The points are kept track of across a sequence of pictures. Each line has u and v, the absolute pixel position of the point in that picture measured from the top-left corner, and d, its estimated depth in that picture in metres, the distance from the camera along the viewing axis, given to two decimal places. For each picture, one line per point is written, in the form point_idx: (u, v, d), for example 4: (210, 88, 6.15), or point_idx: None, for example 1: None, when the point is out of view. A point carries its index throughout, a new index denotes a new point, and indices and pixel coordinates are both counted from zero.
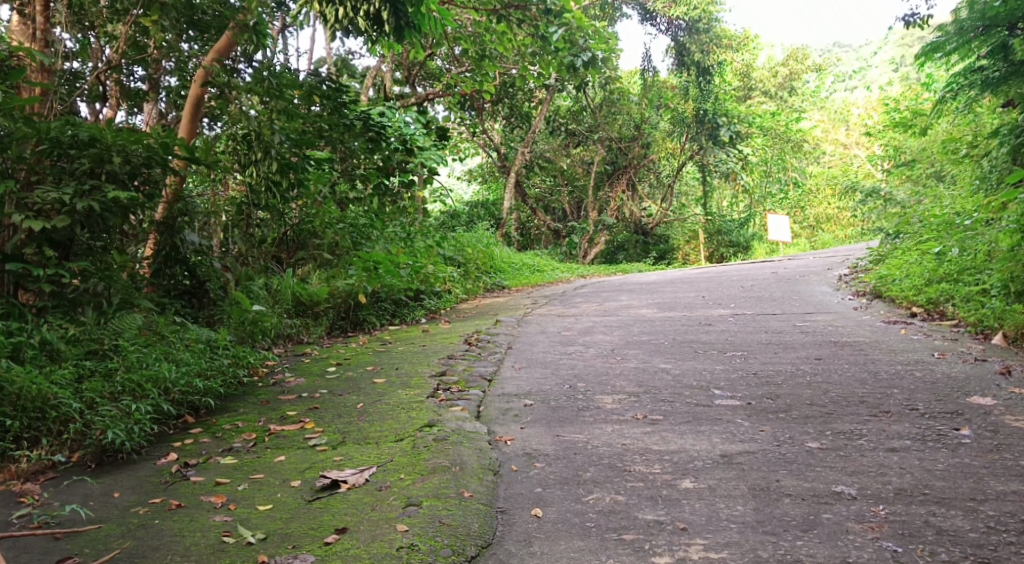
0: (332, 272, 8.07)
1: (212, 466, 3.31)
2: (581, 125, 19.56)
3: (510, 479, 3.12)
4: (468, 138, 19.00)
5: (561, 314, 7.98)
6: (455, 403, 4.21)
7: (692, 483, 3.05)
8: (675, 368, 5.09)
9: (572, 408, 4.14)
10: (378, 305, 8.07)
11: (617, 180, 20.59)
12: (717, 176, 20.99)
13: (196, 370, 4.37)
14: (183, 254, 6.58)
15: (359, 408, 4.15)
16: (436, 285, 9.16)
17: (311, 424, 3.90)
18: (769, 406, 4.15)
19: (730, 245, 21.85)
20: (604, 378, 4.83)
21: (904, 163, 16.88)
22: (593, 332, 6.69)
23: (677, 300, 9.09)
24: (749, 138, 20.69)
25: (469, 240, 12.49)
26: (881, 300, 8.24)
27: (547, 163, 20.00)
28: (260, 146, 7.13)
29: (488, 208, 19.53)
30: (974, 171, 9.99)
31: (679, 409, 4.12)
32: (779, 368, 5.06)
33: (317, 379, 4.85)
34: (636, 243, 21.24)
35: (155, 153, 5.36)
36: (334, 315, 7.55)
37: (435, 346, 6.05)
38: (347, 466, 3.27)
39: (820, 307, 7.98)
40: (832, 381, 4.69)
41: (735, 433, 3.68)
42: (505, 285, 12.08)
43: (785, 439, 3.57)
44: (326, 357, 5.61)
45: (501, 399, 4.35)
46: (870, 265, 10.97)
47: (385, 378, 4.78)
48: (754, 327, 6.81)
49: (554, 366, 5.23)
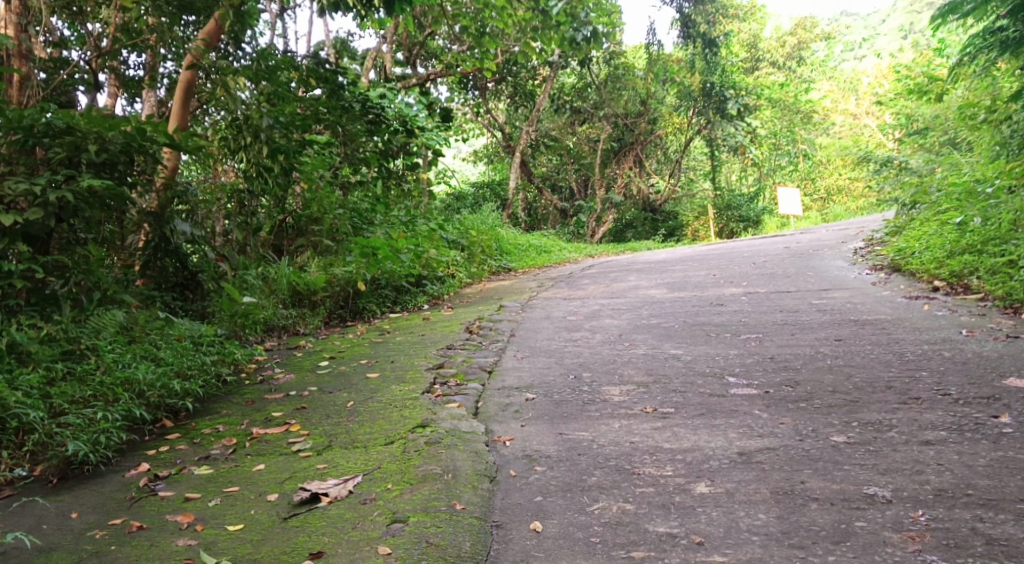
0: (329, 260, 7.78)
1: (185, 478, 3.05)
2: (586, 102, 19.17)
3: (508, 487, 2.84)
4: (471, 118, 18.61)
5: (567, 298, 7.68)
6: (451, 399, 3.94)
7: (709, 487, 2.77)
8: (687, 354, 4.80)
9: (577, 402, 3.85)
10: (378, 292, 7.79)
11: (624, 157, 20.40)
12: (726, 150, 20.55)
13: (176, 371, 4.10)
14: (175, 245, 6.20)
15: (348, 407, 3.88)
16: (438, 270, 8.86)
17: (296, 426, 3.63)
18: (789, 395, 3.86)
19: (740, 220, 21.13)
20: (611, 367, 4.54)
21: (917, 131, 16.41)
22: (600, 315, 6.39)
23: (687, 279, 8.77)
24: (757, 110, 20.21)
25: (473, 222, 12.17)
26: (900, 273, 7.90)
27: (552, 141, 19.73)
28: (248, 130, 6.77)
29: (494, 189, 19.16)
30: (992, 137, 9.60)
31: (691, 400, 3.83)
32: (797, 351, 4.75)
33: (308, 375, 4.58)
34: (644, 220, 20.82)
35: (134, 139, 5.07)
36: (331, 304, 7.27)
37: (435, 335, 5.76)
38: (332, 475, 3.00)
39: (837, 283, 7.65)
40: (855, 364, 4.39)
41: (753, 426, 3.39)
42: (511, 268, 11.80)
43: (809, 432, 3.28)
44: (318, 351, 5.33)
45: (501, 393, 4.07)
46: (888, 238, 10.63)
47: (379, 373, 4.51)
48: (769, 307, 6.50)
49: (558, 354, 4.94)
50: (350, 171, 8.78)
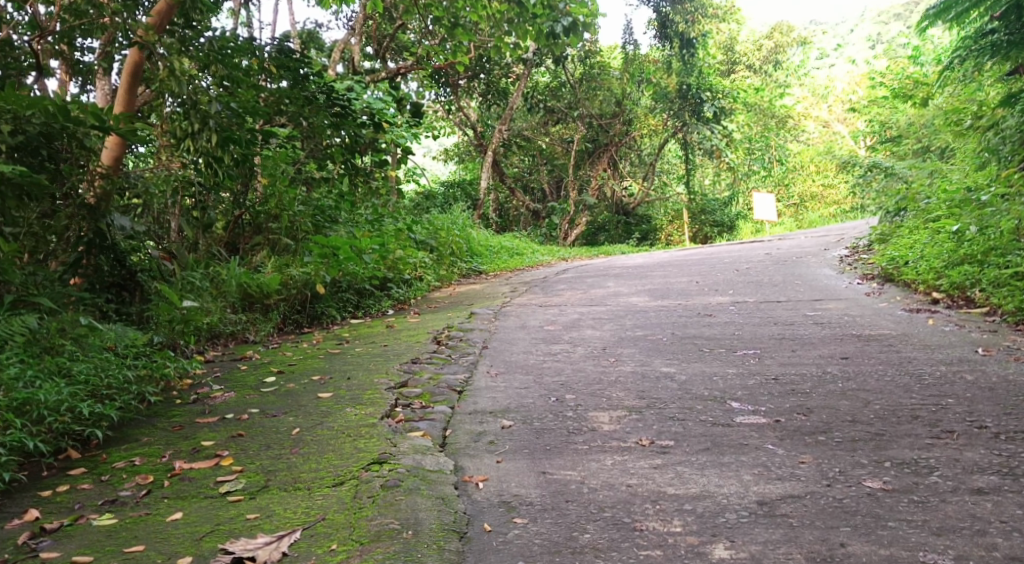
0: (287, 260, 7.17)
1: (78, 533, 2.50)
2: (561, 101, 18.63)
3: (481, 548, 2.31)
4: (443, 116, 17.99)
5: (542, 304, 7.16)
6: (415, 426, 3.39)
7: (727, 550, 2.27)
8: (680, 373, 4.30)
9: (561, 431, 3.32)
10: (338, 295, 7.20)
11: (598, 159, 19.88)
12: (700, 154, 20.16)
13: (89, 390, 3.49)
14: (111, 241, 5.40)
15: (291, 436, 3.30)
16: (405, 272, 8.28)
17: (229, 460, 3.05)
18: (803, 425, 3.36)
19: (714, 225, 20.87)
20: (597, 388, 4.01)
21: (891, 139, 16.16)
22: (580, 326, 5.86)
23: (668, 286, 8.29)
24: (733, 114, 19.87)
25: (444, 222, 11.57)
26: (894, 284, 7.51)
27: (525, 141, 19.07)
28: (196, 116, 6.06)
29: (464, 188, 18.58)
30: (981, 143, 9.26)
31: (693, 431, 3.32)
32: (803, 371, 4.26)
33: (251, 393, 3.98)
34: (617, 224, 20.34)
35: (55, 119, 4.45)
36: (286, 309, 6.65)
37: (399, 347, 5.18)
38: (263, 529, 2.44)
39: (829, 293, 7.22)
40: (870, 388, 3.91)
41: (769, 466, 2.89)
42: (482, 271, 11.25)
43: (836, 474, 2.79)
44: (266, 363, 4.73)
45: (473, 419, 3.52)
46: (873, 245, 10.29)
47: (332, 392, 3.93)
48: (761, 319, 6.02)
49: (536, 371, 4.41)
50: (316, 166, 8.11)
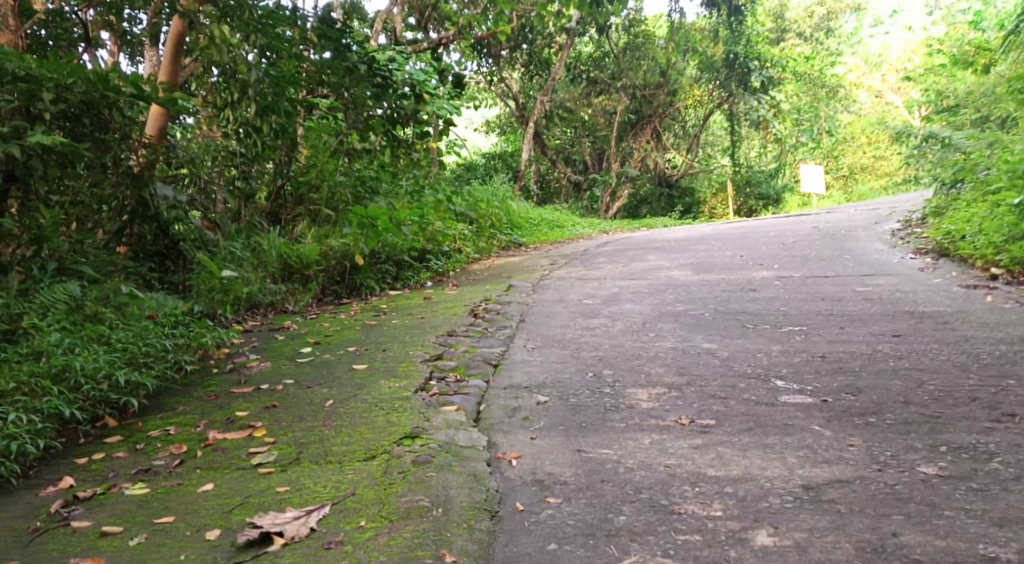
0: (326, 231, 7.15)
1: (110, 502, 2.47)
2: (604, 72, 18.25)
3: (513, 529, 2.23)
4: (485, 87, 17.81)
5: (582, 278, 7.03)
6: (448, 400, 3.33)
7: (771, 536, 2.16)
8: (723, 350, 4.17)
9: (598, 408, 3.23)
10: (377, 266, 7.15)
11: (640, 130, 19.36)
12: (747, 125, 19.70)
13: (125, 358, 3.48)
14: (153, 210, 5.35)
15: (325, 407, 3.24)
16: (444, 244, 8.22)
17: (262, 431, 3.00)
18: (852, 406, 3.22)
19: (759, 198, 20.76)
20: (636, 364, 3.91)
21: (947, 109, 15.60)
22: (620, 300, 5.73)
23: (712, 260, 8.09)
24: (782, 83, 19.37)
25: (484, 194, 11.49)
26: (949, 259, 7.24)
27: (567, 113, 18.81)
28: (235, 85, 6.03)
29: (506, 160, 18.44)
30: None
31: (735, 409, 3.20)
32: (852, 349, 4.11)
33: (286, 363, 3.94)
34: (660, 195, 20.13)
35: (96, 88, 4.46)
36: (325, 280, 6.62)
37: (435, 319, 5.11)
38: (292, 503, 2.38)
39: (880, 268, 6.97)
40: (924, 367, 3.74)
41: (815, 449, 2.76)
42: (522, 243, 11.16)
43: (887, 458, 2.66)
44: (303, 333, 4.68)
45: (508, 393, 3.45)
46: (927, 219, 9.96)
47: (367, 364, 3.87)
48: (809, 294, 5.83)
49: (574, 346, 4.31)
50: (359, 137, 8.03)
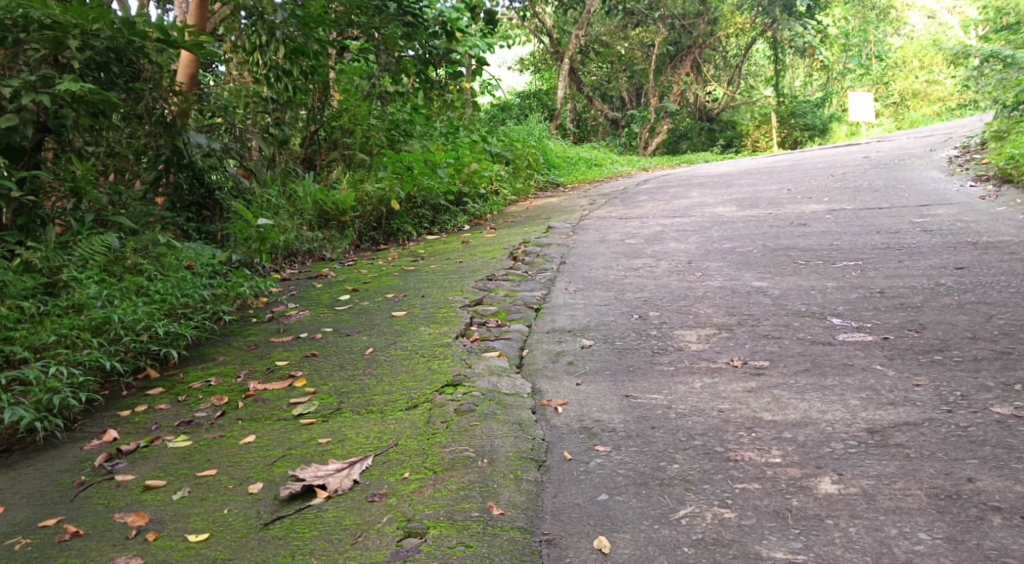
0: (361, 176, 7.05)
1: (153, 455, 2.43)
2: (641, 3, 17.67)
3: (562, 479, 2.14)
4: (517, 23, 17.35)
5: (623, 217, 6.85)
6: (490, 345, 3.24)
7: (835, 484, 2.04)
8: (774, 287, 4.00)
9: (645, 352, 3.12)
10: (414, 211, 7.05)
11: (680, 63, 18.73)
12: (791, 53, 19.00)
13: (165, 309, 3.43)
14: (187, 158, 5.29)
15: (364, 356, 3.16)
16: (481, 186, 8.08)
17: (302, 381, 2.93)
18: (916, 343, 3.06)
19: (805, 128, 19.85)
20: (683, 304, 3.78)
21: (1006, 28, 14.82)
22: (664, 239, 5.56)
23: (758, 195, 7.83)
24: (828, 8, 18.56)
25: (520, 133, 11.26)
26: (1012, 187, 6.89)
27: (603, 47, 18.28)
28: (263, 27, 5.85)
29: (541, 99, 18.06)
30: None
31: (790, 350, 3.06)
32: (912, 284, 3.91)
33: (325, 311, 3.86)
34: (700, 130, 19.69)
35: (121, 35, 4.28)
36: (361, 227, 6.56)
37: (474, 263, 5.01)
38: (335, 454, 2.31)
39: (937, 198, 6.67)
40: (991, 301, 3.54)
41: (877, 390, 2.62)
42: (560, 183, 10.96)
43: (957, 399, 2.50)
44: (342, 281, 4.60)
45: (551, 338, 3.35)
46: (986, 145, 9.51)
47: (406, 310, 3.79)
48: (862, 228, 5.59)
49: (618, 287, 4.19)
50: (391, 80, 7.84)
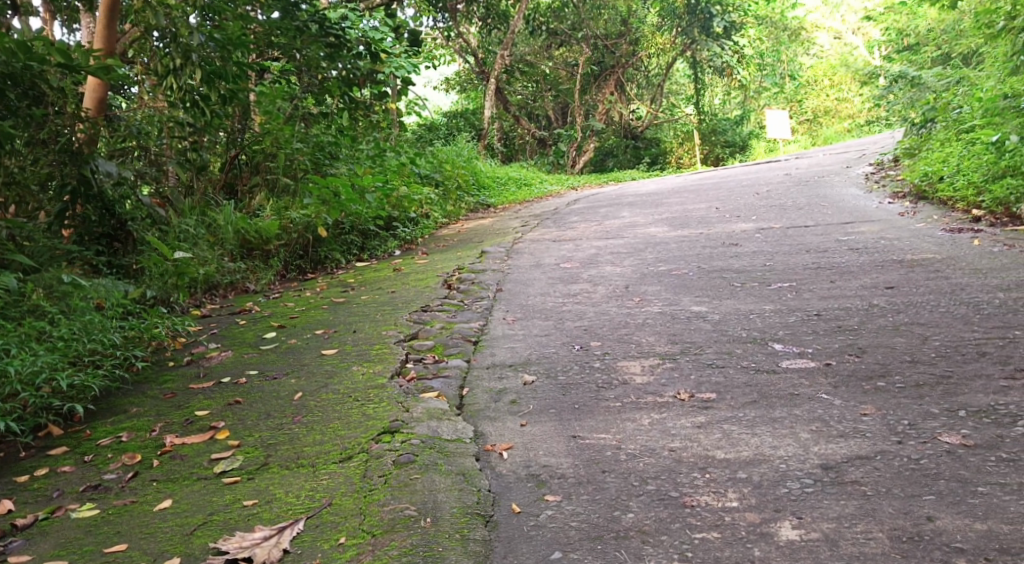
0: (286, 203, 6.80)
1: (55, 530, 2.18)
2: (564, 23, 17.88)
3: (511, 538, 2.00)
4: (442, 43, 17.28)
5: (557, 239, 6.80)
6: (428, 385, 3.08)
7: (796, 529, 1.96)
8: (713, 312, 3.97)
9: (589, 387, 3.02)
10: (342, 238, 6.84)
11: (605, 81, 19.07)
12: (710, 72, 19.47)
13: (69, 357, 3.15)
14: (97, 189, 4.92)
15: (293, 402, 2.96)
16: (411, 210, 7.91)
17: (225, 433, 2.71)
18: (858, 368, 3.04)
19: (726, 145, 20.39)
20: (624, 333, 3.70)
21: (909, 48, 15.51)
22: (599, 262, 5.51)
23: (687, 214, 7.89)
24: (744, 28, 19.13)
25: (448, 154, 11.14)
26: (928, 203, 7.12)
27: (527, 67, 18.33)
28: (177, 49, 5.51)
29: (468, 119, 17.99)
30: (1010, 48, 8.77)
31: (736, 380, 3.00)
32: (847, 305, 3.93)
33: (249, 351, 3.63)
34: (626, 148, 19.79)
35: (16, 58, 4.02)
36: (286, 255, 6.31)
37: (407, 293, 4.85)
38: (262, 519, 2.12)
39: (860, 215, 6.82)
40: (925, 321, 3.58)
41: (827, 420, 2.57)
42: (490, 204, 10.87)
43: (906, 428, 2.47)
44: (267, 316, 4.36)
45: (492, 375, 3.22)
46: (900, 161, 9.86)
47: (337, 348, 3.60)
48: (792, 246, 5.66)
49: (557, 316, 4.08)
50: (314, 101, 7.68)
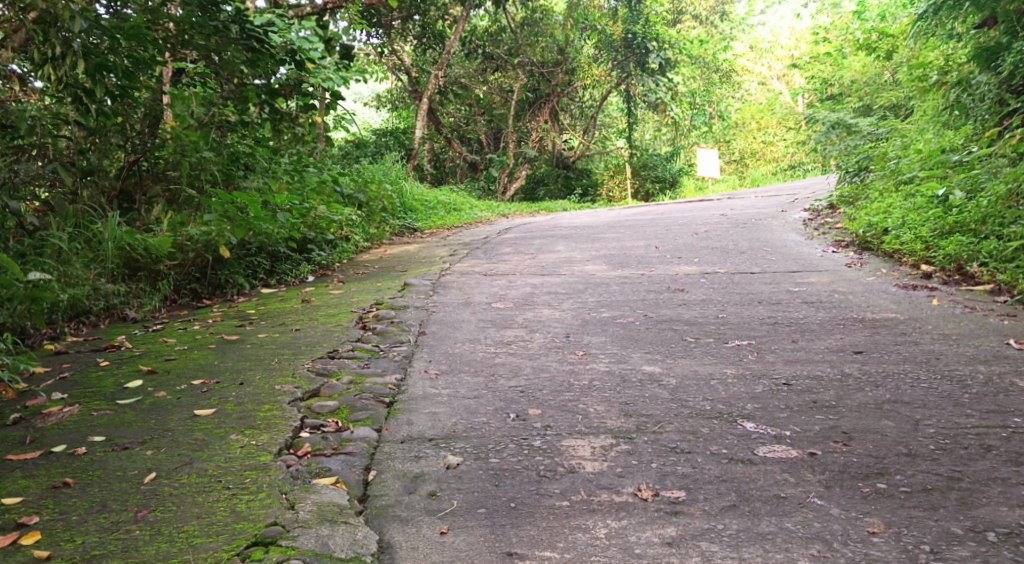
0: (183, 217, 6.00)
1: None
2: (500, 47, 17.50)
3: None
4: (375, 60, 16.62)
5: (488, 273, 6.21)
6: (324, 467, 2.43)
7: None
8: (668, 376, 3.43)
9: (528, 476, 2.41)
10: (246, 260, 6.11)
11: (538, 109, 18.74)
12: (644, 107, 19.31)
13: None
14: None
15: (140, 486, 2.25)
16: (328, 231, 7.19)
17: (35, 537, 2.00)
18: (849, 461, 2.52)
19: (656, 181, 19.91)
20: (567, 399, 3.12)
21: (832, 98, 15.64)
22: (534, 304, 4.94)
23: (626, 252, 7.42)
24: (678, 65, 19.10)
25: (374, 173, 10.43)
26: (873, 254, 6.84)
27: (461, 89, 17.68)
28: (56, 35, 4.60)
29: (397, 137, 17.29)
30: (941, 100, 8.73)
31: (706, 471, 2.46)
32: (817, 373, 3.45)
33: (101, 408, 2.89)
34: (557, 177, 19.32)
35: None
36: (177, 278, 5.54)
37: (313, 333, 4.15)
38: None
39: (806, 264, 6.47)
40: (910, 399, 3.10)
41: (829, 541, 2.06)
42: (418, 229, 10.27)
43: (929, 557, 1.98)
44: (136, 357, 3.61)
45: (406, 453, 2.58)
46: (837, 206, 9.66)
47: (214, 407, 2.89)
48: (742, 296, 5.21)
49: (488, 371, 3.47)
50: (235, 111, 6.54)
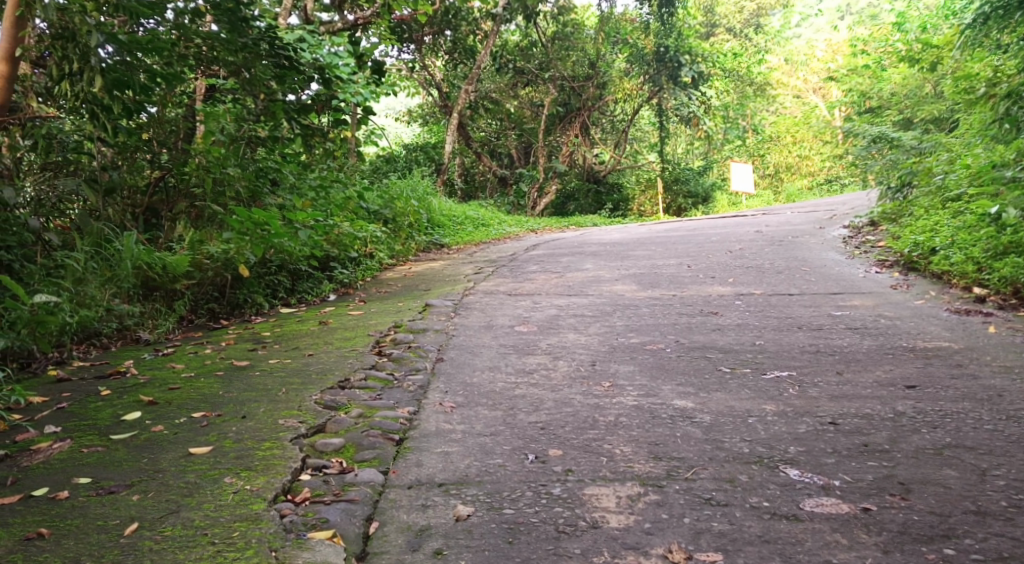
0: (202, 234, 5.85)
1: None
2: (531, 62, 17.32)
3: None
4: (406, 75, 16.50)
5: (513, 294, 5.97)
6: (322, 517, 2.21)
7: None
8: (702, 412, 3.16)
9: (545, 532, 2.16)
10: (266, 278, 5.94)
11: (569, 124, 18.52)
12: (677, 120, 18.99)
13: None
14: None
15: (118, 540, 2.06)
16: (351, 248, 7.00)
17: None
18: (908, 518, 2.24)
19: (688, 195, 19.59)
20: (591, 438, 2.86)
21: (870, 111, 15.20)
22: (560, 328, 4.69)
23: (657, 271, 7.15)
24: (712, 79, 18.81)
25: (401, 189, 10.25)
26: (920, 275, 6.51)
27: (492, 104, 17.49)
28: (75, 50, 4.34)
29: (427, 152, 17.15)
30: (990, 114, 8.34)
31: (745, 529, 2.19)
32: (866, 411, 3.15)
33: (93, 444, 2.70)
34: (587, 192, 19.06)
35: None
36: (194, 297, 5.38)
37: (327, 359, 3.94)
38: None
39: (848, 285, 6.15)
40: (971, 443, 2.80)
41: None
42: (445, 245, 10.07)
43: None
44: (140, 385, 3.42)
45: (414, 501, 2.35)
46: (880, 223, 9.29)
47: (212, 444, 2.69)
48: (780, 321, 4.91)
49: (508, 404, 3.23)
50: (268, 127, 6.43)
